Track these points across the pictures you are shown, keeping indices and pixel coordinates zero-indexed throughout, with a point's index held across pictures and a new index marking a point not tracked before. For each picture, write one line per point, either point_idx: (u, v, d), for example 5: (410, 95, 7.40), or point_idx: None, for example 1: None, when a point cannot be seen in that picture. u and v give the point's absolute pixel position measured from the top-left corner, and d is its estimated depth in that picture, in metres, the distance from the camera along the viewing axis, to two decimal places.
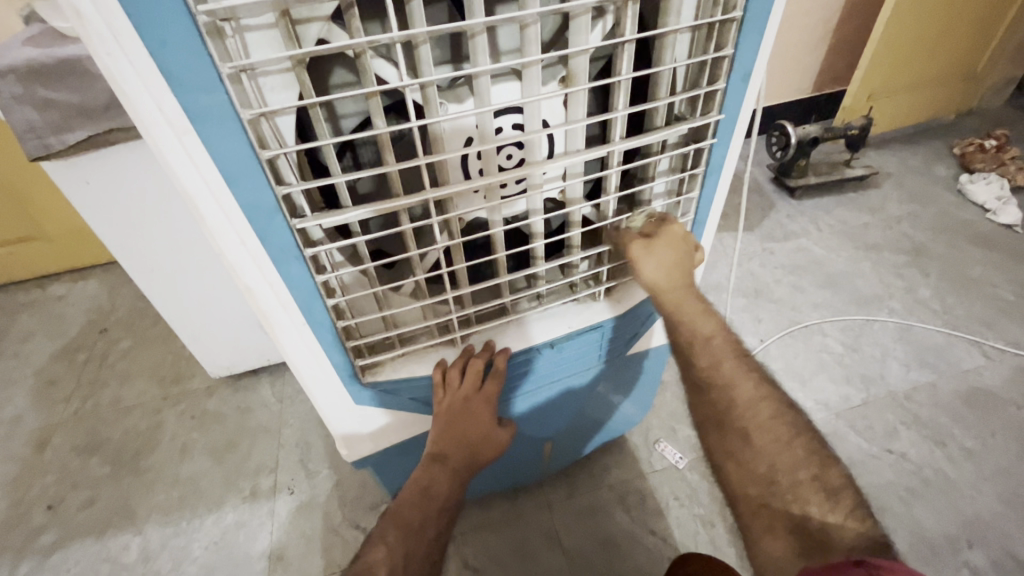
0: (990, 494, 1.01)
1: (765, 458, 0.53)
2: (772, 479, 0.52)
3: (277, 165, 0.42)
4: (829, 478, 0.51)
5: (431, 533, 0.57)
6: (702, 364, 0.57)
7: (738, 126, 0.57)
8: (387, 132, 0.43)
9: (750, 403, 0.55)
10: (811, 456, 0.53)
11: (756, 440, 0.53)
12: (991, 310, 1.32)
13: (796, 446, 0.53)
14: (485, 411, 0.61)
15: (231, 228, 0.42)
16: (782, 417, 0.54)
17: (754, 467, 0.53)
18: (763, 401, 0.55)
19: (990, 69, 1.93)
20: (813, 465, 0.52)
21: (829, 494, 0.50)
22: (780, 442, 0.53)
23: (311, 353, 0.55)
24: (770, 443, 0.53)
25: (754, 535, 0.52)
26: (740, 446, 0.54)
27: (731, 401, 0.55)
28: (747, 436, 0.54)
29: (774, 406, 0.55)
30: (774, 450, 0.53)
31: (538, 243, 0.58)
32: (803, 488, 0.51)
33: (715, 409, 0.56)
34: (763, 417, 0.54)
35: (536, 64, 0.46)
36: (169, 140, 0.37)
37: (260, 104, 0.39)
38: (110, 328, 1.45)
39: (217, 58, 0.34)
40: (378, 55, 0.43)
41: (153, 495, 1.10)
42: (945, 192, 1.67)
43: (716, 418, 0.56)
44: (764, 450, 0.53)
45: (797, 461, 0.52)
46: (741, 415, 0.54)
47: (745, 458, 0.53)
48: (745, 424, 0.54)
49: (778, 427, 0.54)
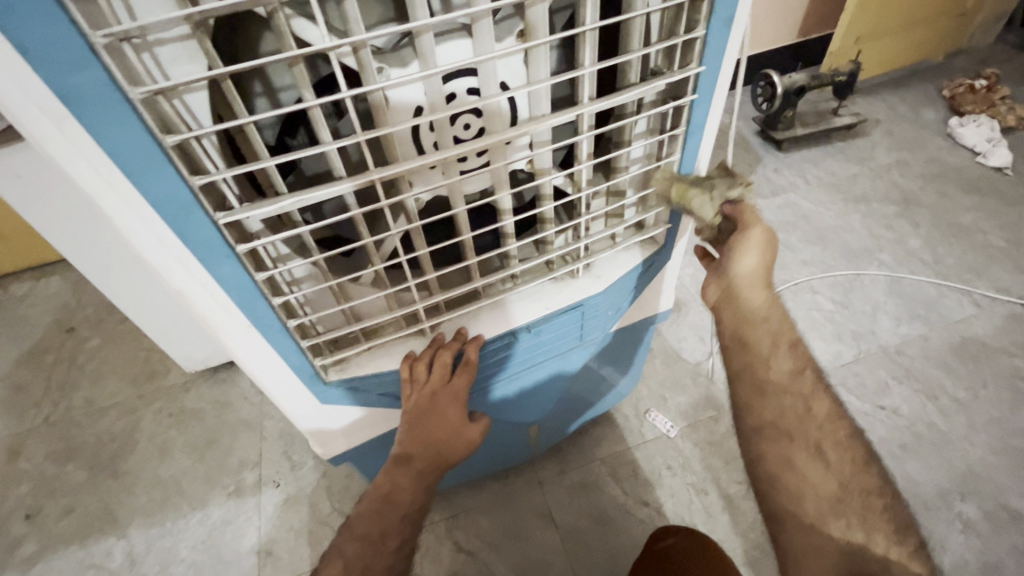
0: (980, 444, 1.00)
1: (834, 476, 0.53)
2: (837, 499, 0.52)
3: (191, 151, 0.36)
4: (895, 510, 0.53)
5: (393, 545, 0.54)
6: (780, 368, 0.55)
7: (720, 79, 0.51)
8: (318, 106, 0.37)
9: (826, 420, 0.55)
10: (881, 488, 0.54)
11: (830, 462, 0.53)
12: (981, 257, 1.30)
13: (868, 472, 0.54)
14: (450, 408, 0.56)
15: (144, 227, 0.37)
16: (853, 447, 0.55)
17: (818, 483, 0.52)
18: (836, 421, 0.56)
19: (980, 4, 1.85)
20: (880, 493, 0.53)
21: (893, 526, 0.51)
22: (849, 462, 0.54)
23: (263, 355, 0.50)
24: (843, 463, 0.53)
25: (799, 548, 0.51)
26: (804, 460, 0.53)
27: (807, 413, 0.55)
28: (819, 452, 0.53)
29: (848, 429, 0.56)
30: (843, 474, 0.53)
31: (507, 221, 0.53)
32: (870, 517, 0.51)
33: (784, 417, 0.54)
34: (837, 440, 0.54)
35: (487, 17, 0.40)
36: (46, 129, 0.31)
37: (157, 81, 0.33)
38: (78, 326, 1.38)
39: (83, 25, 0.27)
40: (299, 14, 0.37)
41: (135, 497, 1.06)
42: (934, 137, 1.62)
43: (784, 428, 0.54)
44: (834, 469, 0.53)
45: (866, 486, 0.53)
46: (815, 430, 0.54)
47: (806, 472, 0.53)
48: (818, 440, 0.54)
49: (849, 450, 0.54)
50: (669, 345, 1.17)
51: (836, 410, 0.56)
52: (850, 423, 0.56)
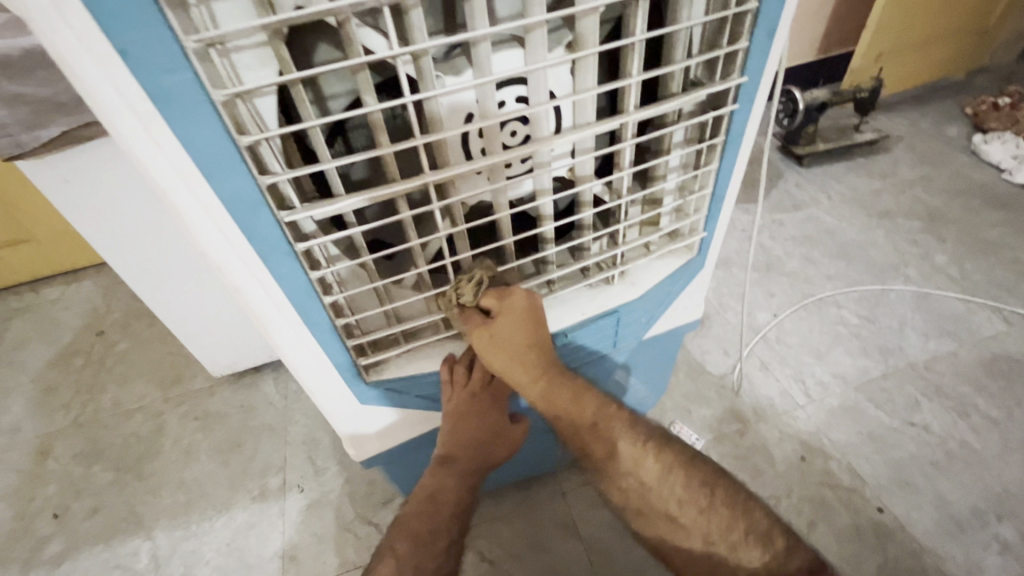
0: (1015, 463, 0.98)
1: (697, 534, 0.56)
2: (710, 550, 0.56)
3: (260, 152, 0.38)
4: (757, 525, 0.55)
5: (442, 541, 0.57)
6: (607, 454, 0.60)
7: (760, 90, 0.52)
8: (378, 110, 0.39)
9: (659, 482, 0.59)
10: (734, 510, 0.56)
11: (681, 519, 0.57)
12: (1010, 274, 1.28)
13: (719, 509, 0.56)
14: (493, 408, 0.58)
15: (213, 224, 0.39)
16: (694, 482, 0.58)
17: (688, 544, 0.57)
18: (672, 473, 0.59)
19: (1001, 23, 1.86)
20: (739, 522, 0.55)
21: (759, 539, 0.54)
22: (699, 513, 0.57)
23: (309, 353, 0.51)
24: (693, 518, 0.57)
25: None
26: (668, 527, 0.58)
27: (641, 486, 0.59)
28: (672, 519, 0.58)
29: (683, 476, 0.58)
30: (704, 524, 0.56)
31: (547, 226, 0.54)
32: (738, 545, 0.54)
33: (633, 499, 0.60)
34: (675, 492, 0.58)
35: (540, 27, 0.41)
36: (134, 128, 0.33)
37: (235, 84, 0.34)
38: (107, 330, 1.41)
39: (178, 30, 0.29)
40: (364, 24, 0.39)
41: (160, 499, 1.08)
42: (958, 154, 1.61)
43: (636, 507, 0.60)
44: (693, 527, 0.56)
45: (727, 524, 0.55)
46: (660, 498, 0.58)
47: (674, 537, 0.58)
48: (667, 508, 0.58)
49: (695, 496, 0.57)
50: (692, 357, 1.17)
51: (666, 458, 0.60)
52: (677, 455, 0.60)
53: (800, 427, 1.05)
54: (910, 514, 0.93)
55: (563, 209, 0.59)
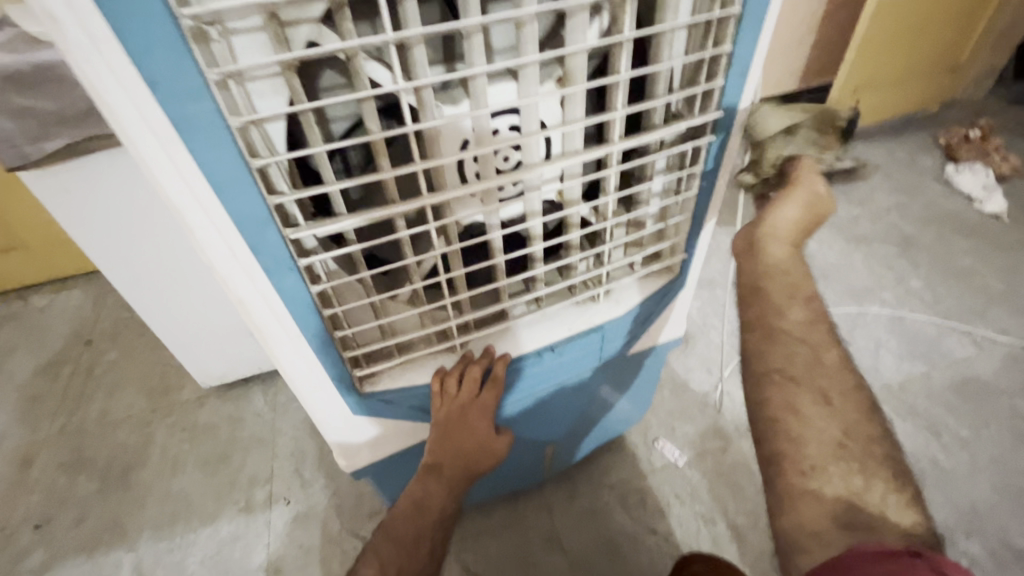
0: (984, 481, 1.02)
1: (836, 421, 0.53)
2: (838, 445, 0.52)
3: (268, 173, 0.40)
4: (896, 461, 0.52)
5: (423, 547, 0.59)
6: (794, 319, 0.57)
7: (736, 124, 0.56)
8: (381, 136, 0.42)
9: (833, 371, 0.55)
10: (876, 440, 0.53)
11: (835, 406, 0.53)
12: (980, 299, 1.33)
13: (873, 423, 0.54)
14: (481, 419, 0.61)
15: (222, 240, 0.41)
16: (858, 399, 0.54)
17: (820, 427, 0.53)
18: (846, 372, 0.56)
19: (971, 61, 1.96)
20: (883, 444, 0.53)
21: (895, 476, 0.51)
22: (855, 411, 0.54)
23: (305, 363, 0.53)
24: (847, 410, 0.54)
25: (793, 496, 0.51)
26: (807, 405, 0.53)
27: (814, 360, 0.55)
28: (825, 398, 0.54)
29: (856, 384, 0.55)
30: (847, 418, 0.53)
31: (537, 246, 0.57)
32: (871, 474, 0.51)
33: (790, 361, 0.55)
34: (839, 389, 0.54)
35: (533, 64, 0.45)
36: (153, 150, 0.35)
37: (249, 111, 0.37)
38: (95, 339, 1.41)
39: (202, 63, 0.32)
40: (370, 57, 0.42)
41: (145, 510, 1.07)
42: (932, 183, 1.68)
43: (789, 373, 0.55)
44: (837, 414, 0.53)
45: (869, 436, 0.53)
46: (821, 375, 0.55)
47: (810, 417, 0.53)
48: (824, 388, 0.54)
49: (856, 399, 0.54)
50: (676, 375, 1.19)
51: (846, 361, 0.57)
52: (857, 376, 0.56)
53: None
54: None
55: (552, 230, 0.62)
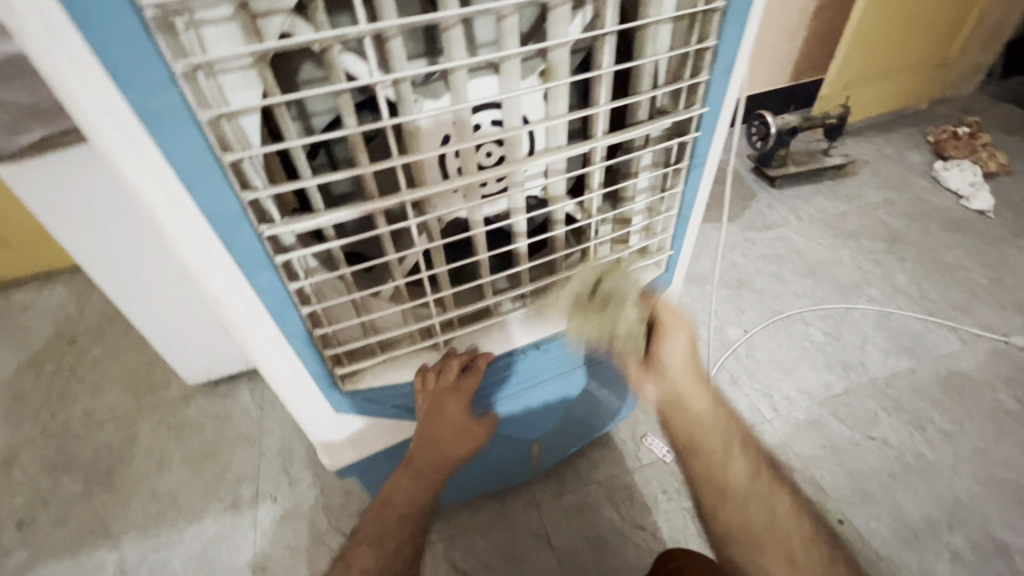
0: (967, 475, 1.03)
1: (757, 511, 0.59)
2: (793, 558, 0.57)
3: (242, 169, 0.40)
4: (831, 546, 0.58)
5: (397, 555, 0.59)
6: (700, 412, 0.62)
7: (721, 119, 0.56)
8: (359, 131, 0.41)
9: (733, 453, 0.62)
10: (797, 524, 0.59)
11: (750, 495, 0.60)
12: (965, 295, 1.34)
13: (783, 497, 0.61)
14: (462, 408, 0.59)
15: (194, 237, 0.40)
16: (763, 467, 0.62)
17: (746, 523, 0.59)
18: (747, 452, 0.62)
19: (961, 56, 1.96)
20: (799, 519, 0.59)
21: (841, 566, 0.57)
22: (766, 493, 0.61)
23: (286, 362, 0.53)
24: (760, 499, 0.60)
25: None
26: (726, 501, 0.60)
27: (724, 475, 0.61)
28: (729, 487, 0.61)
29: (758, 455, 0.63)
30: (764, 506, 0.60)
31: (521, 243, 0.56)
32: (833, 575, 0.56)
33: (704, 463, 0.61)
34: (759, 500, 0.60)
35: (515, 57, 0.44)
36: (119, 145, 0.34)
37: (220, 105, 0.36)
38: (79, 337, 1.39)
39: (168, 56, 0.31)
40: (347, 50, 0.41)
41: (129, 510, 1.06)
42: (920, 179, 1.69)
43: (708, 475, 0.61)
44: (752, 507, 0.60)
45: (789, 514, 0.60)
46: (729, 470, 0.61)
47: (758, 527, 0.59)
48: (729, 476, 0.61)
49: (762, 477, 0.61)
50: None
51: (745, 440, 0.63)
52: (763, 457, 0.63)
53: (766, 439, 1.09)
54: (870, 525, 0.97)
55: (538, 225, 0.61)
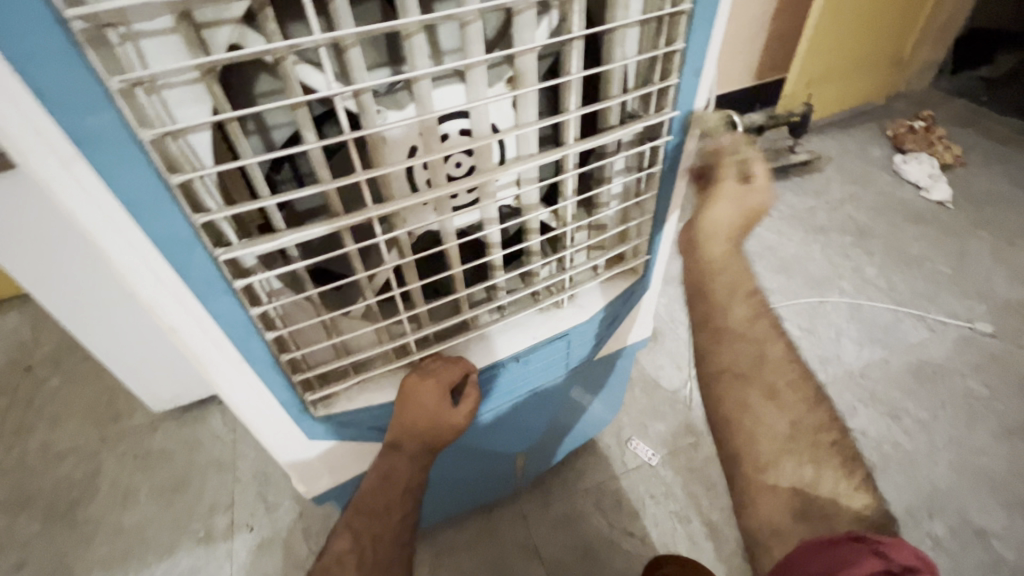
0: (943, 462, 1.05)
1: (786, 418, 0.53)
2: (788, 438, 0.52)
3: (194, 190, 0.37)
4: (840, 447, 0.53)
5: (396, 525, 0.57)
6: (737, 316, 0.56)
7: (692, 123, 0.56)
8: (319, 145, 0.39)
9: (779, 362, 0.55)
10: (830, 423, 0.54)
11: (784, 402, 0.53)
12: (931, 284, 1.38)
13: (817, 411, 0.54)
14: (428, 394, 0.54)
15: (143, 265, 0.37)
16: (805, 381, 0.55)
17: (772, 423, 0.53)
18: (791, 361, 0.56)
19: (914, 54, 2.04)
20: (831, 431, 0.53)
21: (839, 461, 0.52)
22: (808, 394, 0.55)
23: (252, 390, 0.50)
24: (796, 404, 0.54)
25: (756, 489, 0.52)
26: (758, 402, 0.54)
27: (761, 357, 0.55)
28: (771, 394, 0.54)
29: (801, 369, 0.56)
30: (797, 414, 0.54)
31: (496, 254, 0.55)
32: (821, 463, 0.51)
33: (738, 360, 0.55)
34: (790, 383, 0.55)
35: (481, 65, 0.42)
36: (53, 170, 0.32)
37: (165, 123, 0.34)
38: (35, 366, 1.32)
39: (101, 72, 0.29)
40: (303, 60, 0.39)
41: (94, 549, 1.00)
42: (882, 173, 1.74)
43: (739, 371, 0.55)
44: (786, 409, 0.53)
45: (818, 426, 0.53)
46: (769, 372, 0.55)
47: (763, 414, 0.53)
48: (772, 384, 0.54)
49: (809, 382, 0.56)
50: (646, 373, 1.19)
51: (790, 349, 0.57)
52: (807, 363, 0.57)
53: None
54: None
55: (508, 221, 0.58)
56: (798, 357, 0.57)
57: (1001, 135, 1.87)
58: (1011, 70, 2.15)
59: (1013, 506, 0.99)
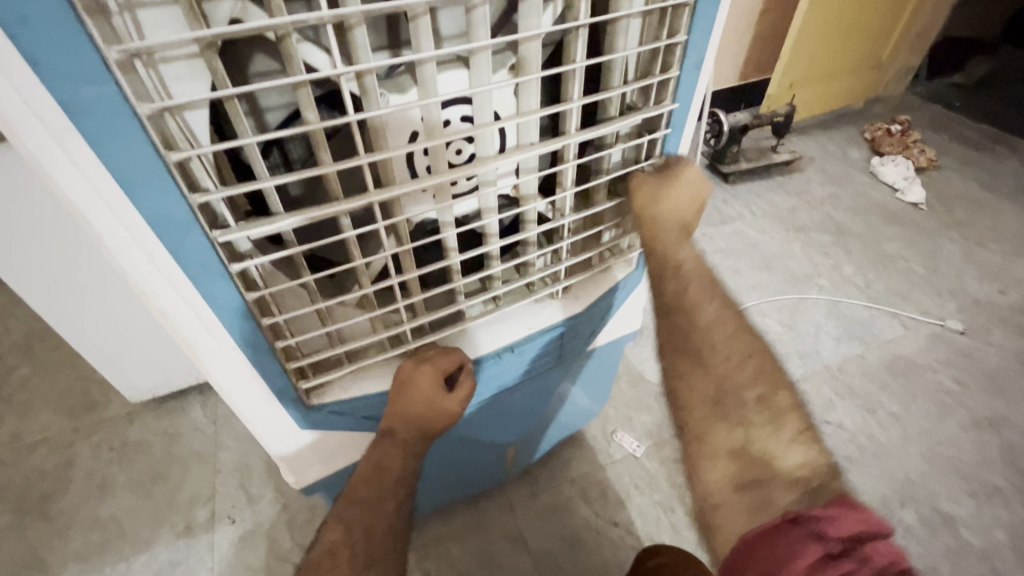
0: (915, 453, 1.09)
1: (712, 380, 0.53)
2: (718, 401, 0.53)
3: (190, 169, 0.36)
4: (775, 400, 0.52)
5: (389, 516, 0.56)
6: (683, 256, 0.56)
7: (689, 117, 0.57)
8: (322, 126, 0.38)
9: (709, 327, 0.54)
10: (759, 377, 0.53)
11: (712, 364, 0.53)
12: (905, 282, 1.43)
13: (746, 369, 0.53)
14: (422, 378, 0.53)
15: (136, 245, 0.36)
16: (738, 341, 0.54)
17: (700, 387, 0.53)
18: (721, 323, 0.55)
19: (893, 58, 2.09)
20: (762, 388, 0.52)
21: (772, 417, 0.51)
22: (740, 353, 0.54)
23: (243, 377, 0.49)
24: (721, 364, 0.53)
25: (697, 460, 0.53)
26: (689, 369, 0.54)
27: (689, 323, 0.55)
28: (701, 359, 0.54)
29: (733, 327, 0.55)
30: (724, 373, 0.53)
31: (493, 244, 0.54)
32: (752, 424, 0.51)
33: (672, 334, 0.56)
34: (718, 343, 0.54)
35: (485, 50, 0.42)
36: (45, 144, 0.30)
37: (162, 98, 0.32)
38: (3, 355, 1.26)
39: (99, 40, 0.28)
40: (304, 39, 0.38)
41: (68, 541, 0.97)
42: (860, 174, 1.79)
43: (673, 343, 0.56)
44: (714, 373, 0.53)
45: (745, 383, 0.53)
46: (698, 338, 0.54)
47: (694, 384, 0.54)
48: (700, 348, 0.54)
49: (744, 341, 0.54)
50: (632, 366, 1.20)
51: (724, 310, 0.55)
52: (743, 324, 0.56)
53: None
54: None
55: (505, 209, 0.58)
56: (733, 319, 0.55)
57: (972, 139, 1.93)
58: (983, 78, 2.23)
59: (977, 494, 1.04)
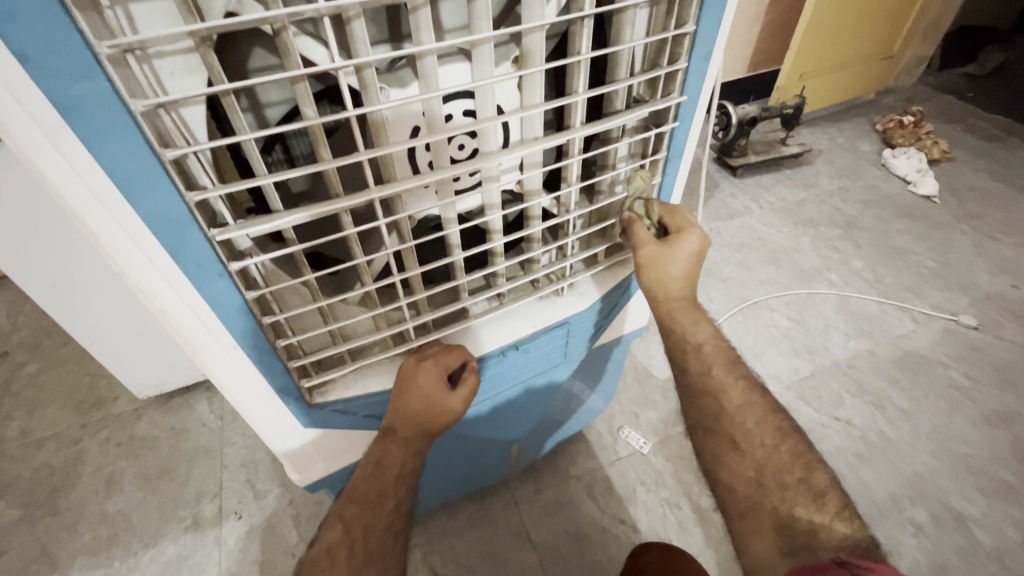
0: (926, 450, 1.07)
1: (751, 463, 0.53)
2: (758, 482, 0.52)
3: (188, 166, 0.35)
4: (813, 480, 0.50)
5: (388, 513, 0.55)
6: (701, 337, 0.60)
7: (698, 111, 0.55)
8: (320, 122, 0.37)
9: (738, 409, 0.56)
10: (795, 459, 0.52)
11: (745, 447, 0.54)
12: (916, 277, 1.40)
13: (781, 449, 0.53)
14: (426, 376, 0.53)
15: (133, 244, 0.36)
16: (769, 424, 0.55)
17: (739, 471, 0.53)
18: (752, 406, 0.56)
19: (904, 48, 2.06)
20: (797, 465, 0.51)
21: (813, 495, 0.49)
22: (772, 433, 0.54)
23: (244, 375, 0.48)
24: (757, 448, 0.53)
25: (743, 536, 0.51)
26: (726, 451, 0.55)
27: (718, 407, 0.57)
28: (735, 442, 0.55)
29: (762, 411, 0.56)
30: (760, 454, 0.53)
31: (497, 241, 0.53)
32: (789, 496, 0.50)
33: (703, 416, 0.58)
34: (750, 426, 0.55)
35: (488, 42, 0.41)
36: (38, 143, 0.30)
37: (157, 94, 0.32)
38: (13, 351, 1.28)
39: (90, 35, 0.27)
40: (302, 33, 0.37)
41: (78, 536, 0.98)
42: (871, 167, 1.76)
43: (706, 423, 0.58)
44: (750, 455, 0.53)
45: (782, 464, 0.52)
46: (732, 420, 0.56)
47: (734, 460, 0.54)
48: (733, 435, 0.55)
49: (771, 421, 0.55)
50: (638, 362, 1.20)
51: (749, 391, 0.57)
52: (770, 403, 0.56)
53: None
54: None
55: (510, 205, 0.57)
56: (760, 400, 0.57)
57: (986, 131, 1.90)
58: (998, 68, 2.18)
59: (990, 491, 1.02)
